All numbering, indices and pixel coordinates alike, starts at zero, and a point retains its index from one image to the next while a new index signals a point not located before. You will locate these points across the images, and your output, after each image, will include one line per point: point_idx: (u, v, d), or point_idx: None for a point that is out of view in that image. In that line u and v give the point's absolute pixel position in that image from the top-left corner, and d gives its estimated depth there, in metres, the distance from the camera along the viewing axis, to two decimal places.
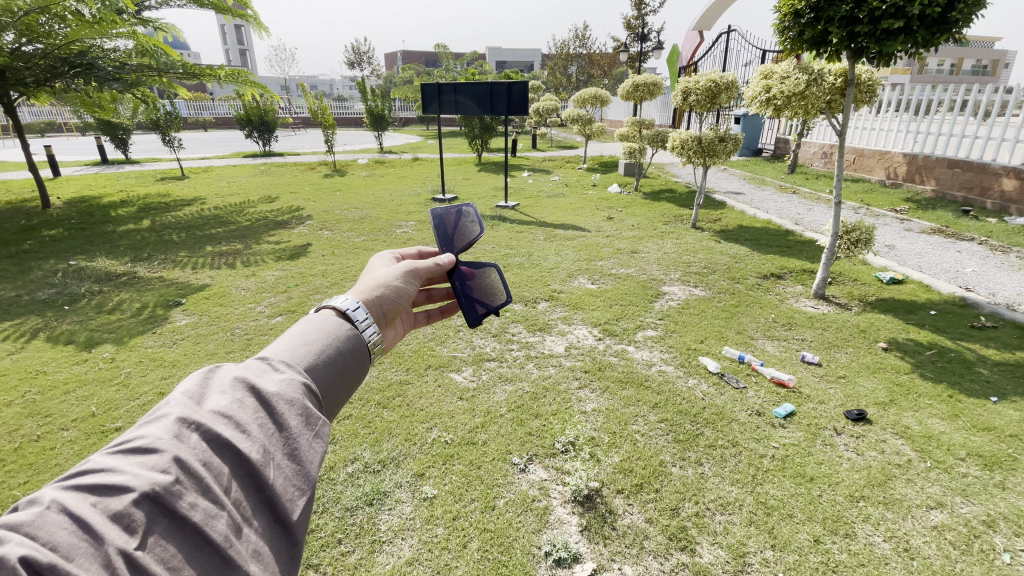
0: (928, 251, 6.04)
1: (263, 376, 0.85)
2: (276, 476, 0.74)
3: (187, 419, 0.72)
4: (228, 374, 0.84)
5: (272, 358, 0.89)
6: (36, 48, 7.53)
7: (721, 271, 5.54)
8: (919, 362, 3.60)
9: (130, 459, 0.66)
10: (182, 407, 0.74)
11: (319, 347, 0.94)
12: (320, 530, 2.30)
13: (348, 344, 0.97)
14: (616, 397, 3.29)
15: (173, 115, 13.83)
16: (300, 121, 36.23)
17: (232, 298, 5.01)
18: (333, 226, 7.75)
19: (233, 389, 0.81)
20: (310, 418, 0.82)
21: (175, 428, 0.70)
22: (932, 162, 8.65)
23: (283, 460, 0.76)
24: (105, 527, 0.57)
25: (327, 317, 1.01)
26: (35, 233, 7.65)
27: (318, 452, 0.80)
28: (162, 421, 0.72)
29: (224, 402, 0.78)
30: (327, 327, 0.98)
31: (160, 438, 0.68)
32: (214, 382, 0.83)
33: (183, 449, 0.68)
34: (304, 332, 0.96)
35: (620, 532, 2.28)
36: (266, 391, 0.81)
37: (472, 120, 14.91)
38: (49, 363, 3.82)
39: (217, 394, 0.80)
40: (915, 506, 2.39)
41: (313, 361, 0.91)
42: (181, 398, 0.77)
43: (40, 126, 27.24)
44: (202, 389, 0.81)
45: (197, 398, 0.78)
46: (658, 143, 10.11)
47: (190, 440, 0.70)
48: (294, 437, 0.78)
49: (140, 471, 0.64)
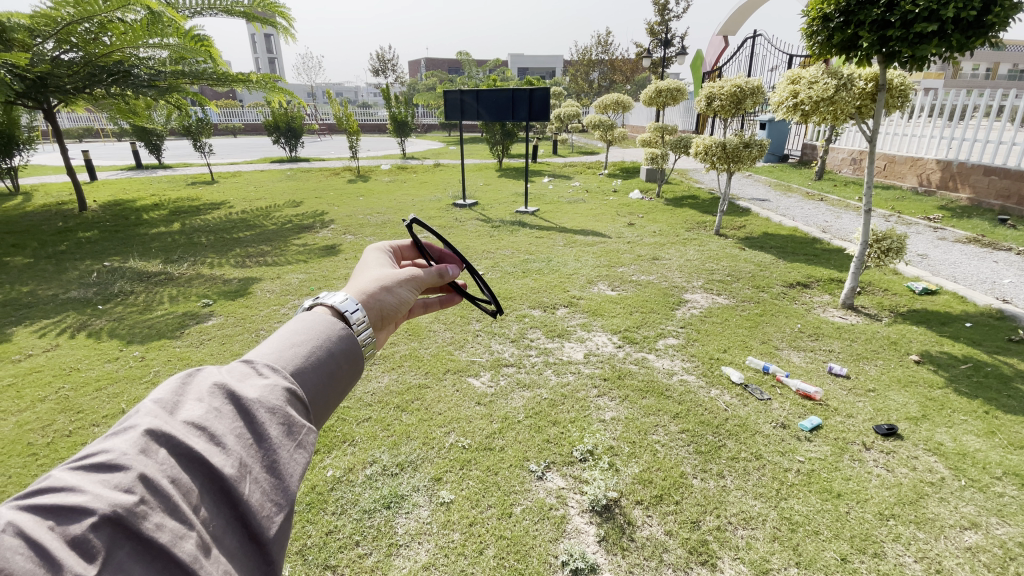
0: (962, 261, 5.83)
1: (244, 383, 0.83)
2: (254, 490, 0.71)
3: (157, 431, 0.69)
4: (207, 381, 0.82)
5: (255, 363, 0.87)
6: (76, 56, 7.94)
7: (745, 279, 5.44)
8: (953, 377, 3.46)
9: (91, 477, 0.63)
10: (153, 418, 0.72)
11: (307, 349, 0.93)
12: (339, 531, 2.32)
13: (339, 345, 0.96)
14: (636, 406, 3.25)
15: (205, 121, 14.28)
16: (326, 127, 37.06)
17: (258, 300, 5.12)
18: (356, 230, 7.88)
19: (211, 397, 0.79)
20: (291, 427, 0.80)
21: (142, 442, 0.67)
22: (967, 170, 8.36)
23: (261, 473, 0.74)
24: (62, 553, 0.53)
25: (319, 318, 1.00)
26: (72, 234, 7.95)
27: (299, 463, 0.78)
28: (129, 433, 0.68)
29: (200, 411, 0.75)
30: (316, 328, 0.97)
31: (125, 454, 0.65)
32: (190, 390, 0.81)
33: (149, 465, 0.65)
34: (292, 334, 0.95)
35: (639, 544, 2.24)
36: (246, 398, 0.80)
37: (493, 125, 15.02)
38: (83, 361, 3.95)
39: (194, 402, 0.78)
40: (948, 526, 2.29)
41: (300, 365, 0.90)
42: (153, 407, 0.74)
43: (78, 131, 28.52)
44: (176, 398, 0.78)
45: (170, 408, 0.76)
46: (681, 149, 10.00)
47: (158, 456, 0.67)
48: (274, 447, 0.76)
49: (103, 489, 0.60)
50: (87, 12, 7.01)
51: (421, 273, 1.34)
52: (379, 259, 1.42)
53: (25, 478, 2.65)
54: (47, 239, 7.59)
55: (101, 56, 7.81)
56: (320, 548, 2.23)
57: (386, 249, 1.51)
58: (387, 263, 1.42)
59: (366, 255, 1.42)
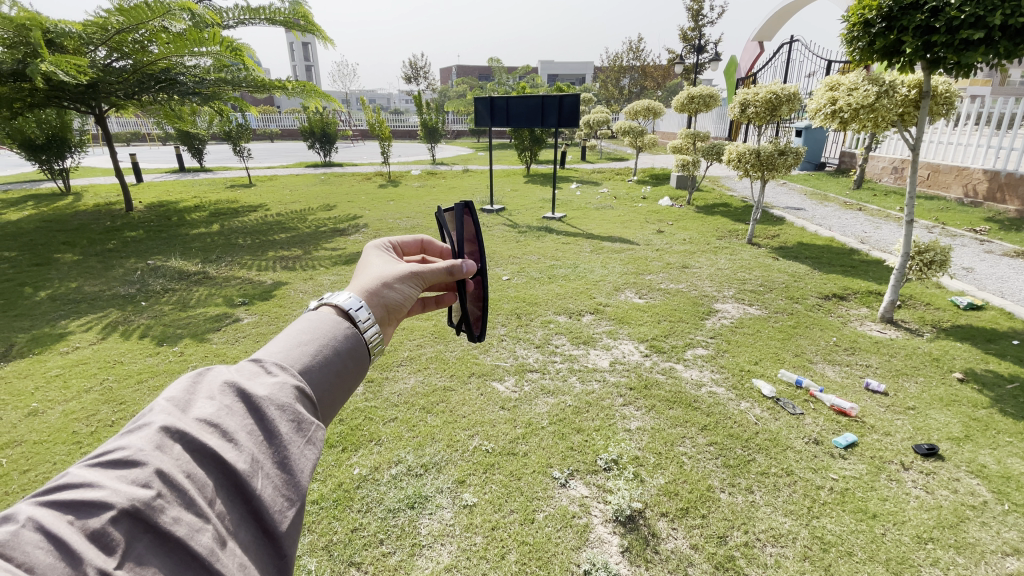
0: (1011, 275, 5.54)
1: (254, 381, 0.86)
2: (265, 485, 0.74)
3: (171, 428, 0.73)
4: (218, 379, 0.85)
5: (264, 361, 0.90)
6: (126, 63, 8.34)
7: (778, 289, 5.31)
8: (999, 396, 3.30)
9: (110, 473, 0.66)
10: (166, 416, 0.75)
11: (314, 348, 0.95)
12: (363, 529, 2.36)
13: (345, 344, 0.98)
14: (663, 416, 3.20)
15: (244, 126, 14.80)
16: (359, 133, 37.93)
17: (291, 300, 5.27)
18: (386, 234, 8.03)
19: (222, 395, 0.82)
20: (301, 424, 0.83)
21: (157, 439, 0.71)
22: (1016, 180, 7.98)
23: (272, 469, 0.77)
24: (81, 547, 0.57)
25: (323, 317, 1.02)
26: (118, 234, 8.35)
27: (310, 459, 0.80)
28: (144, 431, 0.72)
29: (211, 409, 0.78)
30: (323, 326, 0.99)
31: (141, 450, 0.68)
32: (202, 389, 0.84)
33: (164, 461, 0.68)
34: (299, 333, 0.98)
35: (663, 557, 2.20)
36: (257, 396, 0.82)
37: (522, 132, 15.10)
38: (126, 354, 4.15)
39: (205, 400, 0.81)
40: (990, 552, 2.18)
41: (308, 362, 0.92)
42: (167, 406, 0.78)
43: (127, 135, 30.16)
44: (189, 396, 0.82)
45: (183, 405, 0.79)
46: (712, 156, 9.84)
47: (173, 452, 0.71)
48: (285, 444, 0.79)
49: (121, 485, 0.64)
50: (137, 21, 7.43)
51: (426, 270, 1.35)
52: (380, 257, 1.44)
53: (69, 463, 2.79)
54: (95, 238, 7.99)
55: (150, 64, 8.22)
56: (345, 545, 2.27)
57: (386, 245, 1.53)
58: (387, 259, 1.43)
59: (365, 254, 1.43)
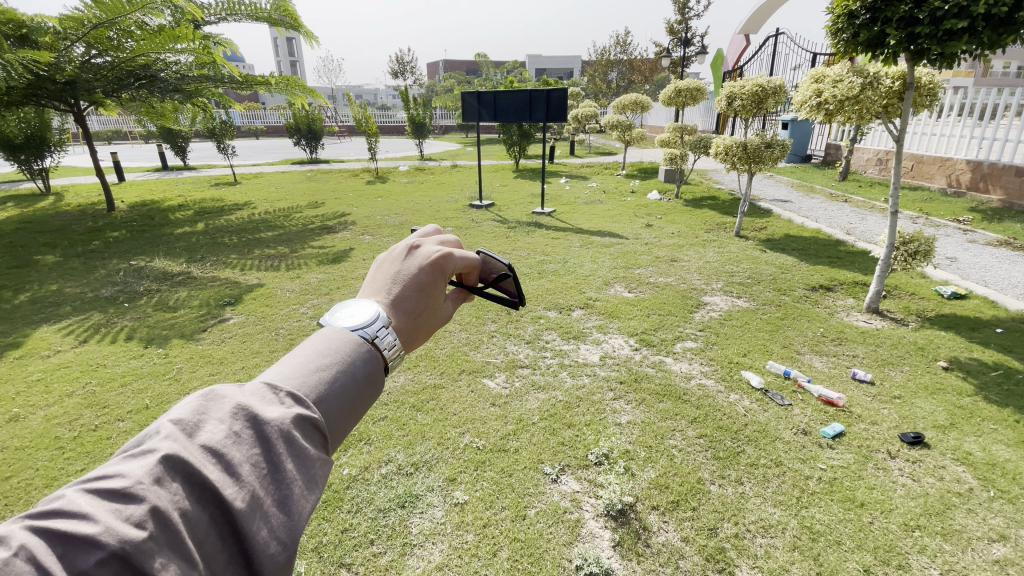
0: (994, 264, 5.63)
1: (266, 407, 0.78)
2: (262, 528, 0.66)
3: (174, 457, 0.66)
4: (230, 399, 0.78)
5: (279, 385, 0.81)
6: (105, 59, 8.07)
7: (766, 281, 5.34)
8: (983, 384, 3.35)
9: (106, 505, 0.61)
10: (171, 443, 0.68)
11: (332, 372, 0.85)
12: (354, 529, 2.34)
13: (363, 370, 0.88)
14: (652, 410, 3.21)
15: (228, 123, 14.53)
16: (346, 129, 37.55)
17: (278, 299, 5.20)
18: (375, 231, 7.97)
19: (232, 419, 0.75)
20: (309, 459, 0.75)
21: (156, 469, 0.64)
22: (998, 170, 8.08)
23: (273, 508, 0.69)
24: None
25: (344, 340, 0.90)
26: (100, 234, 8.19)
27: (313, 499, 0.73)
28: (146, 457, 0.65)
29: (217, 436, 0.71)
30: (343, 347, 0.89)
31: (139, 483, 0.62)
32: (213, 408, 0.77)
33: (162, 497, 0.62)
34: (319, 353, 0.88)
35: (654, 550, 2.21)
36: (266, 424, 0.74)
37: (510, 126, 15.03)
38: (110, 357, 4.07)
39: (215, 423, 0.74)
40: (976, 538, 2.21)
41: (324, 388, 0.83)
42: (174, 428, 0.71)
43: (109, 133, 29.69)
44: (199, 417, 0.75)
45: (190, 429, 0.72)
46: (700, 148, 9.86)
47: (171, 486, 0.64)
48: (288, 481, 0.71)
49: (114, 521, 0.58)
50: (113, 17, 7.34)
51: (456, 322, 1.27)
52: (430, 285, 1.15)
53: (52, 470, 2.73)
54: (77, 238, 7.85)
55: (128, 60, 8.05)
56: (335, 546, 2.25)
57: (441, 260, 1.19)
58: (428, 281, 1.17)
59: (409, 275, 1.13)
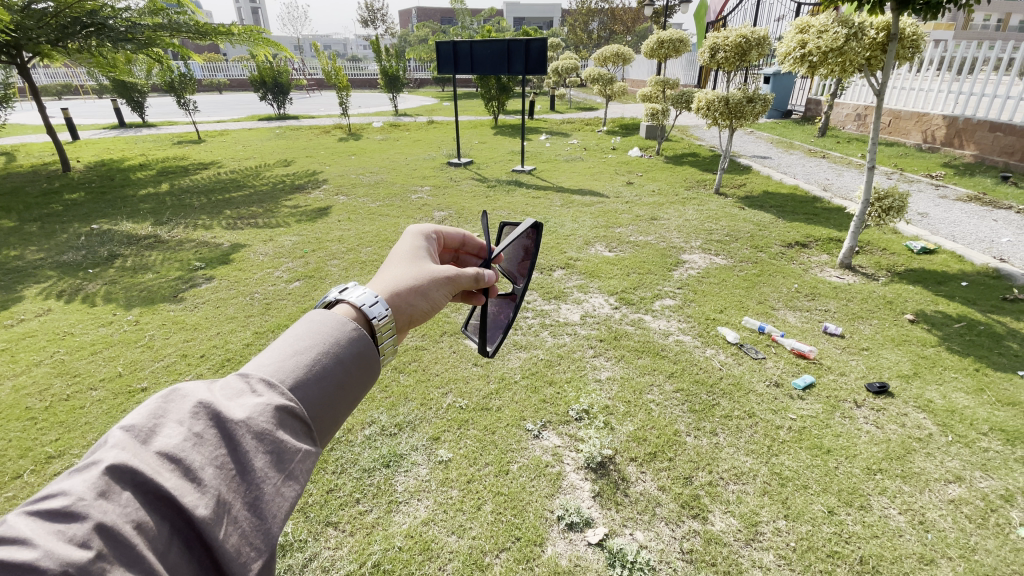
0: (962, 219, 5.78)
1: (234, 401, 0.76)
2: (230, 534, 0.64)
3: (124, 466, 0.62)
4: (192, 398, 0.75)
5: (251, 376, 0.79)
6: (48, 6, 7.48)
7: (744, 239, 5.40)
8: (946, 335, 3.49)
9: (48, 525, 0.56)
10: (120, 452, 0.64)
11: (310, 358, 0.83)
12: (339, 489, 2.37)
13: (347, 352, 0.87)
14: (631, 365, 3.28)
15: (188, 76, 13.64)
16: (316, 83, 35.81)
17: (251, 263, 5.04)
18: (349, 191, 7.70)
19: (193, 419, 0.72)
20: (281, 455, 0.73)
21: (103, 483, 0.60)
22: (972, 126, 8.16)
23: (241, 512, 0.67)
24: None
25: (330, 323, 0.90)
26: (57, 196, 7.75)
27: (287, 498, 0.71)
28: (90, 469, 0.61)
29: (176, 439, 0.68)
30: (324, 331, 0.87)
31: (83, 499, 0.58)
32: (173, 408, 0.74)
33: (109, 512, 0.58)
34: (296, 339, 0.86)
35: (632, 499, 2.30)
36: (231, 421, 0.72)
37: (488, 80, 14.46)
38: (77, 325, 3.93)
39: (173, 426, 0.71)
40: (934, 480, 2.35)
41: (302, 375, 0.81)
42: (124, 436, 0.67)
43: (57, 88, 27.75)
44: (153, 419, 0.71)
45: (144, 434, 0.69)
46: (682, 103, 9.68)
47: (120, 499, 0.60)
48: (258, 481, 0.69)
49: (57, 542, 0.54)
50: None
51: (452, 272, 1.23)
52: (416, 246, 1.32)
53: (28, 440, 2.68)
54: (32, 201, 7.41)
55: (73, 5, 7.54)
56: (321, 506, 2.28)
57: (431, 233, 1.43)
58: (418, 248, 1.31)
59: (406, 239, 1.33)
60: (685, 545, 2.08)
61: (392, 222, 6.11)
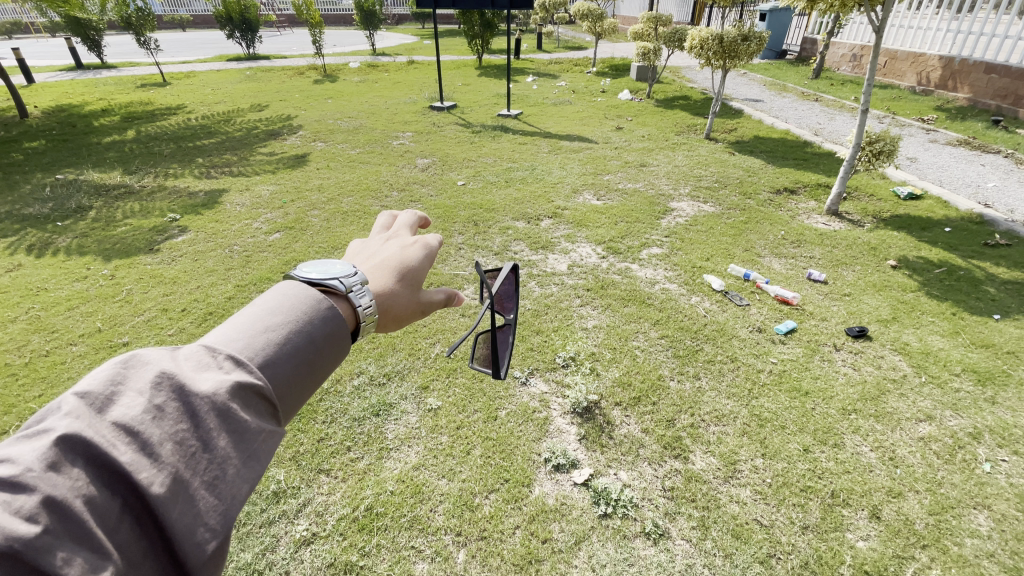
0: (950, 164, 5.76)
1: (197, 372, 0.67)
2: (189, 515, 0.57)
3: (76, 437, 0.55)
4: (152, 367, 0.67)
5: (216, 346, 0.71)
6: None
7: (733, 185, 5.33)
8: (926, 281, 3.55)
9: None
10: (72, 420, 0.57)
11: (281, 333, 0.75)
12: (330, 438, 2.41)
13: (319, 329, 0.78)
14: (618, 314, 3.30)
15: (146, 11, 12.63)
16: (287, 19, 33.56)
17: (229, 213, 4.88)
18: (327, 137, 7.38)
19: (151, 389, 0.64)
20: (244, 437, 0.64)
21: (51, 453, 0.53)
22: (968, 67, 7.96)
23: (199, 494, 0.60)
24: None
25: (303, 295, 0.81)
26: (15, 145, 7.32)
27: (250, 482, 0.63)
28: (38, 438, 0.54)
29: (133, 411, 0.60)
30: (296, 306, 0.79)
31: (30, 469, 0.52)
32: (131, 376, 0.65)
33: (57, 484, 0.52)
34: (265, 312, 0.77)
35: (616, 441, 2.37)
36: (193, 394, 0.64)
37: (471, 16, 13.64)
38: (50, 280, 3.81)
39: (131, 394, 0.63)
40: (905, 418, 2.46)
41: (271, 351, 0.72)
42: (77, 404, 0.60)
43: (4, 24, 25.63)
44: (107, 387, 0.63)
45: (99, 402, 0.61)
46: (675, 42, 9.27)
47: (70, 472, 0.54)
48: (220, 462, 0.61)
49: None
50: None
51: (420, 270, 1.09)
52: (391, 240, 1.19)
53: (10, 397, 2.65)
54: None
55: None
56: (312, 454, 2.32)
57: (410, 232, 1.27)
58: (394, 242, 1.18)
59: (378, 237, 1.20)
60: (667, 482, 2.17)
61: (373, 170, 5.91)
